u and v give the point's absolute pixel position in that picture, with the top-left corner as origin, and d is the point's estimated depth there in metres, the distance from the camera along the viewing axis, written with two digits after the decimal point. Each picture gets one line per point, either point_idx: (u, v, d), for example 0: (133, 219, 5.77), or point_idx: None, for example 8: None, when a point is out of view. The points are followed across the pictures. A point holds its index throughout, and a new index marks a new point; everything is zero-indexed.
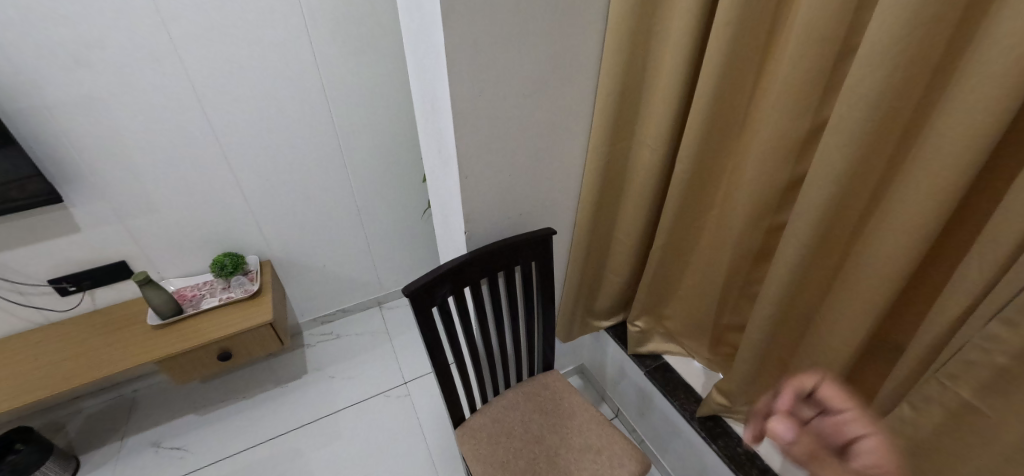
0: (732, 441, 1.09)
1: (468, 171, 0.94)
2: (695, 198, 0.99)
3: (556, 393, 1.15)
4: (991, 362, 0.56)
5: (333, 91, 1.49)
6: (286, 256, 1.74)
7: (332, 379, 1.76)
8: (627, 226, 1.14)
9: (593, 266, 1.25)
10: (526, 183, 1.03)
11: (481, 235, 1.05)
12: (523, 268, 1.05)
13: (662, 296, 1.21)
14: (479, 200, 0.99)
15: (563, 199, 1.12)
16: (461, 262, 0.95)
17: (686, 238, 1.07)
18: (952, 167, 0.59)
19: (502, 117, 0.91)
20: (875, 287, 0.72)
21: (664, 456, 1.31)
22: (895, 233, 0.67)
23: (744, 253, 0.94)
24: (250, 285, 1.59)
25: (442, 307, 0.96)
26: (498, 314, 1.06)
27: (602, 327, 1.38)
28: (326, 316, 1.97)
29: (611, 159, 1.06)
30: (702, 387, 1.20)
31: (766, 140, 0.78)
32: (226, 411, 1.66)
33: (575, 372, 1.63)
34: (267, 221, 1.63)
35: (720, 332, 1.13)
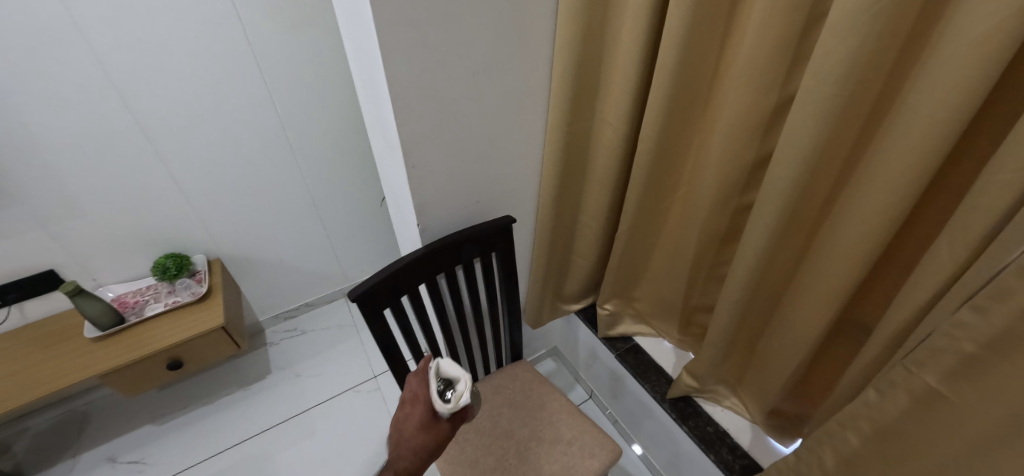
0: (702, 421, 1.09)
1: (415, 161, 0.85)
2: (660, 179, 0.94)
3: (526, 384, 1.12)
4: (958, 350, 0.54)
5: (273, 74, 1.35)
6: (237, 253, 1.63)
7: (299, 377, 1.70)
8: (591, 210, 1.08)
9: (559, 251, 1.20)
10: (482, 169, 0.96)
11: (436, 227, 0.98)
12: (483, 260, 0.99)
13: (631, 278, 1.17)
14: (431, 191, 0.91)
15: (523, 184, 1.05)
16: (414, 259, 0.88)
17: (652, 219, 1.02)
18: (925, 145, 0.54)
19: (449, 99, 0.82)
20: (844, 270, 0.69)
21: (638, 435, 1.32)
22: (864, 215, 0.63)
23: (711, 235, 0.89)
24: (198, 288, 1.47)
25: (396, 309, 0.89)
26: (460, 309, 1.00)
27: (572, 310, 1.34)
28: (289, 312, 1.87)
29: (572, 140, 0.99)
30: (673, 367, 1.19)
31: (731, 118, 0.72)
32: (186, 419, 1.58)
33: (549, 355, 1.61)
34: (211, 218, 1.51)
35: (689, 313, 1.10)
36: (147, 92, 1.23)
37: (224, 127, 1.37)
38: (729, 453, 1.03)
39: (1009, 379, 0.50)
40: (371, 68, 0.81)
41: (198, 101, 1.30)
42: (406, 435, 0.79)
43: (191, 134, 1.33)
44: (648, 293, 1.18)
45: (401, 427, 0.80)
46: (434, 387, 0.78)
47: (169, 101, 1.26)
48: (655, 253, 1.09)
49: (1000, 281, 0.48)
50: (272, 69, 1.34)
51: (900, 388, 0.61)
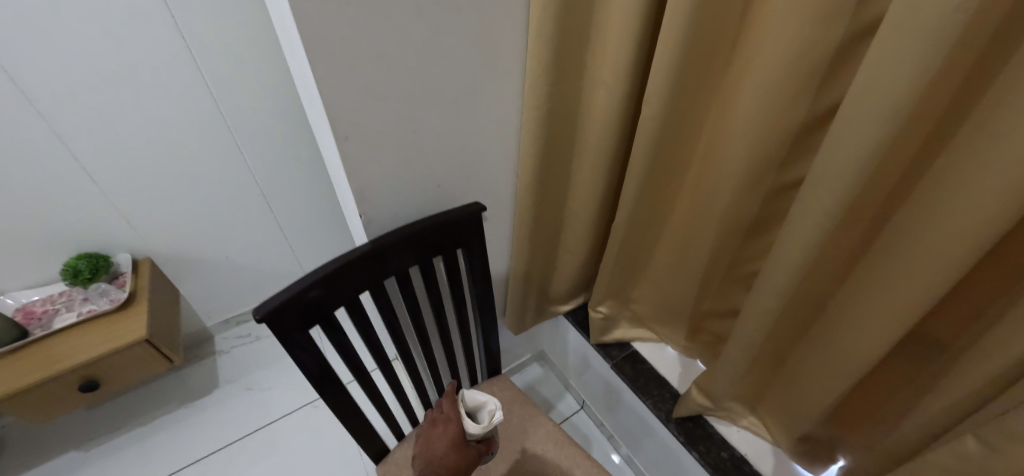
0: (715, 445, 0.91)
1: (345, 132, 0.63)
2: (669, 153, 0.73)
3: (504, 407, 0.92)
4: None
5: (198, 38, 1.06)
6: (171, 252, 1.39)
7: (251, 390, 1.49)
8: (582, 195, 0.88)
9: (544, 244, 1.00)
10: (441, 144, 0.74)
11: (385, 220, 0.77)
12: (446, 260, 0.78)
13: (630, 276, 0.98)
14: (373, 172, 0.69)
15: (496, 163, 0.84)
16: (351, 262, 0.66)
17: (658, 205, 0.82)
18: None
19: (389, 47, 0.60)
20: (935, 275, 0.49)
21: (636, 454, 1.15)
22: (979, 199, 0.44)
23: (735, 225, 0.69)
24: (118, 294, 1.25)
25: (329, 327, 0.68)
26: (418, 323, 0.79)
27: (559, 312, 1.15)
28: (241, 315, 1.65)
29: (559, 105, 0.77)
30: (678, 379, 1.01)
31: (776, 64, 0.51)
32: (117, 444, 1.37)
33: (534, 360, 1.42)
34: (133, 211, 1.27)
35: (700, 317, 0.92)
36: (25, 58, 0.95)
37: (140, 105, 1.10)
38: None
39: None
40: (276, 1, 0.57)
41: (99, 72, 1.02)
42: (436, 453, 0.69)
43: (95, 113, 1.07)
44: (650, 294, 0.99)
45: (428, 447, 0.70)
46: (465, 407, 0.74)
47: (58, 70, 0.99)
48: (659, 246, 0.90)
49: None
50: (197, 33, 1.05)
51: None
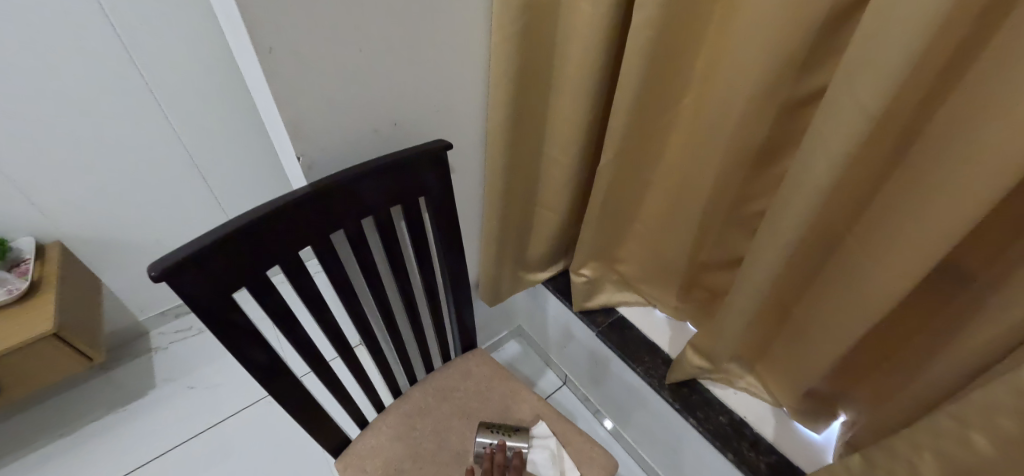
0: (712, 410, 0.83)
1: (270, 42, 0.49)
2: (660, 77, 0.63)
3: (482, 383, 0.82)
4: None
5: None
6: (88, 233, 1.20)
7: (193, 389, 1.32)
8: (562, 138, 0.77)
9: (520, 201, 0.89)
10: (394, 70, 0.61)
11: (329, 164, 0.64)
12: (406, 212, 0.66)
13: (617, 232, 0.89)
14: (308, 97, 0.56)
15: (463, 101, 0.73)
16: (283, 209, 0.53)
17: (647, 145, 0.73)
18: None
19: None
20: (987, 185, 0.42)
21: (626, 427, 1.07)
22: None
23: (741, 154, 0.61)
24: (18, 283, 1.03)
25: (262, 291, 0.55)
26: (376, 288, 0.67)
27: (539, 280, 1.05)
28: (180, 307, 1.46)
29: (532, 25, 0.66)
30: (670, 343, 0.93)
31: None
32: (33, 459, 1.17)
33: (512, 337, 1.32)
34: (34, 186, 1.07)
35: (695, 272, 0.84)
36: None
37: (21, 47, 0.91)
38: (750, 450, 0.78)
39: None
40: None
41: None
42: None
43: None
44: (638, 251, 0.90)
45: None
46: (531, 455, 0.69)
47: None
48: (649, 194, 0.81)
49: None
50: None
51: None
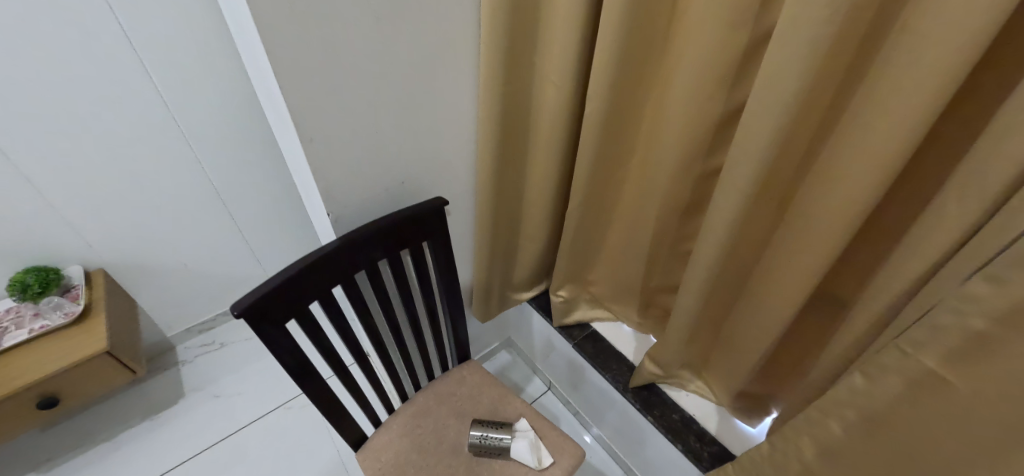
0: (667, 409, 1.00)
1: (312, 134, 0.67)
2: (610, 145, 0.81)
3: (474, 388, 0.98)
4: (967, 326, 0.45)
5: (139, 36, 1.03)
6: (126, 261, 1.36)
7: (218, 398, 1.47)
8: (537, 186, 0.95)
9: (505, 235, 1.06)
10: (402, 142, 0.79)
11: (350, 216, 0.81)
12: (412, 253, 0.83)
13: (587, 260, 1.06)
14: (337, 168, 0.73)
15: (456, 159, 0.90)
16: (319, 257, 0.70)
17: (605, 194, 0.90)
18: (928, 87, 0.43)
19: (348, 50, 0.64)
20: (825, 242, 0.59)
21: (601, 426, 1.24)
22: (856, 173, 0.52)
23: (672, 206, 0.78)
24: (73, 307, 1.20)
25: (303, 319, 0.72)
26: (388, 313, 0.84)
27: (524, 299, 1.22)
28: (203, 324, 1.62)
29: (510, 103, 0.83)
30: (634, 352, 1.10)
31: (697, 64, 0.60)
32: (78, 462, 1.32)
33: (503, 347, 1.48)
34: (85, 222, 1.23)
35: (650, 293, 1.01)
36: None
37: (82, 109, 1.07)
38: (697, 441, 0.95)
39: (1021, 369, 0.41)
40: (239, 12, 0.60)
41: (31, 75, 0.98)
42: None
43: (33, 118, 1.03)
44: (605, 275, 1.07)
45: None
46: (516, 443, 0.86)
47: None
48: (611, 230, 0.98)
49: None
50: (138, 31, 1.02)
51: (892, 371, 0.53)
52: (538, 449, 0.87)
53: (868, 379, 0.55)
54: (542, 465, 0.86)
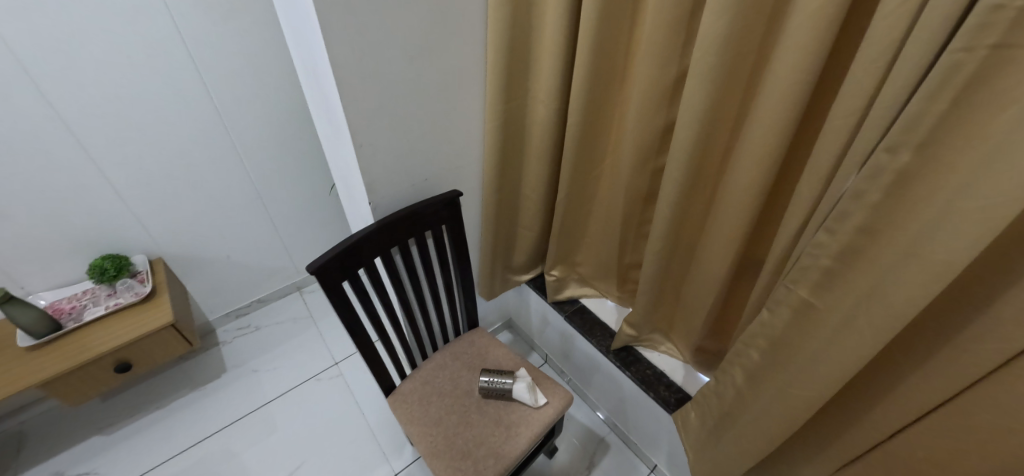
0: (642, 365, 1.21)
1: (361, 140, 0.89)
2: (588, 148, 1.03)
3: (482, 348, 1.20)
4: (818, 264, 0.66)
5: (207, 65, 1.30)
6: (180, 252, 1.56)
7: (256, 372, 1.68)
8: (532, 182, 1.17)
9: (506, 223, 1.28)
10: (426, 147, 1.01)
11: (385, 205, 1.03)
12: (433, 233, 1.06)
13: (573, 244, 1.28)
14: (378, 168, 0.95)
15: (466, 160, 1.13)
16: (368, 233, 0.93)
17: (586, 187, 1.13)
18: (783, 105, 0.65)
19: (389, 80, 0.87)
20: (739, 216, 0.81)
21: (590, 389, 1.45)
22: (749, 166, 0.74)
23: (635, 194, 1.00)
24: (141, 288, 1.43)
25: (354, 281, 0.94)
26: (414, 281, 1.06)
27: (522, 280, 1.43)
28: (240, 309, 1.83)
29: (509, 116, 1.06)
30: (615, 322, 1.31)
31: (644, 89, 0.82)
32: (137, 425, 1.52)
33: (504, 327, 1.71)
34: (151, 218, 1.44)
35: (625, 270, 1.23)
36: (68, 86, 1.15)
37: (158, 122, 1.31)
38: (665, 390, 1.15)
39: (849, 286, 0.63)
40: (314, 52, 0.83)
41: (123, 96, 1.23)
42: (523, 433, 1.02)
43: (120, 128, 1.26)
44: (589, 257, 1.29)
45: (528, 429, 1.03)
46: (518, 386, 1.06)
47: (90, 94, 1.19)
48: (592, 217, 1.20)
49: (842, 205, 0.61)
50: (206, 62, 1.29)
51: (783, 304, 0.73)
52: (534, 388, 1.08)
53: (769, 311, 0.76)
54: (538, 403, 1.07)
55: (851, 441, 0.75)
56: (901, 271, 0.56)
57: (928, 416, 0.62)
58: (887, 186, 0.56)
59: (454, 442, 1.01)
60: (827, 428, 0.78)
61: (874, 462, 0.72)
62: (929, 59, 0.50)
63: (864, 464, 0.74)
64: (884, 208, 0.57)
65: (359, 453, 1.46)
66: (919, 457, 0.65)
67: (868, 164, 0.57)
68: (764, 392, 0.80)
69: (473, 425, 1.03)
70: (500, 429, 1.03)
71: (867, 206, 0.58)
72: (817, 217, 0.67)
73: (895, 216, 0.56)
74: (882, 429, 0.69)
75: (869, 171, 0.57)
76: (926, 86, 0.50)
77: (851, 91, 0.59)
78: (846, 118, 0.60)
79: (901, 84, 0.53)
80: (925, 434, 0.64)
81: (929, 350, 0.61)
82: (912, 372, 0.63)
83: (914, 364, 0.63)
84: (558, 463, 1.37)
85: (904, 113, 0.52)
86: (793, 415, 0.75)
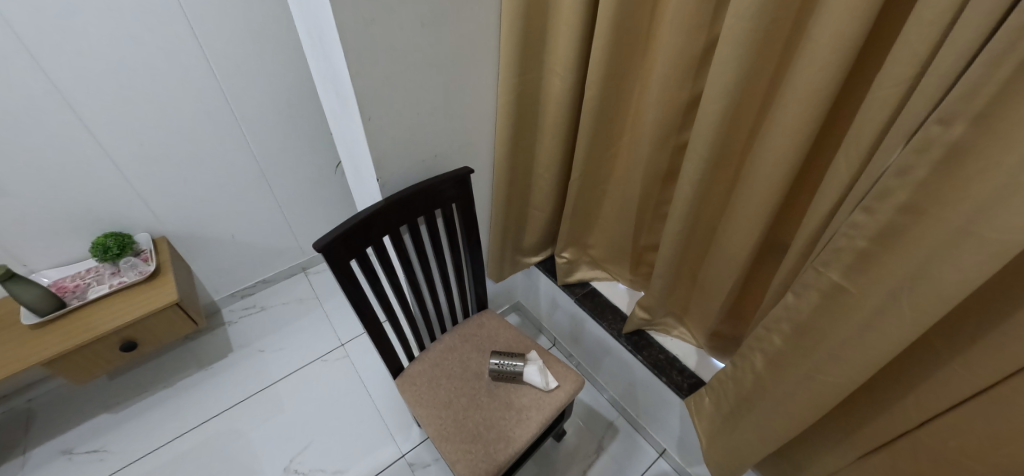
0: (654, 350, 1.18)
1: (370, 114, 0.85)
2: (605, 124, 0.99)
3: (491, 330, 1.18)
4: (853, 246, 0.62)
5: (208, 38, 1.24)
6: (184, 231, 1.54)
7: (262, 352, 1.67)
8: (545, 160, 1.13)
9: (517, 203, 1.24)
10: (436, 122, 0.97)
11: (393, 182, 1.00)
12: (444, 211, 1.03)
13: (586, 225, 1.25)
14: (387, 143, 0.92)
15: (477, 136, 1.09)
16: (376, 210, 0.90)
17: (601, 166, 1.09)
18: (822, 75, 0.61)
19: (399, 50, 0.82)
20: (765, 195, 0.77)
21: (600, 373, 1.43)
22: (779, 142, 0.70)
23: (654, 173, 0.97)
24: (146, 267, 1.42)
25: (362, 260, 0.92)
26: (424, 261, 1.03)
27: (531, 262, 1.40)
28: (246, 290, 1.81)
29: (523, 90, 1.02)
30: (627, 305, 1.28)
31: (669, 61, 0.78)
32: (145, 403, 1.52)
33: (513, 309, 1.70)
34: (154, 195, 1.41)
35: (639, 252, 1.20)
36: (65, 58, 1.10)
37: (159, 97, 1.27)
38: (678, 375, 1.13)
39: (887, 268, 0.60)
40: (320, 18, 0.78)
41: (124, 68, 1.18)
42: (535, 416, 1.00)
43: (120, 103, 1.22)
44: (601, 239, 1.26)
45: (540, 412, 1.01)
46: (529, 370, 1.05)
47: (88, 66, 1.14)
48: (606, 197, 1.17)
49: (884, 181, 0.57)
50: (206, 33, 1.24)
51: (811, 287, 0.69)
52: (546, 372, 1.06)
53: (795, 294, 0.72)
54: (549, 387, 1.05)
55: (877, 428, 0.72)
56: (947, 251, 0.53)
57: (964, 405, 0.60)
58: (935, 162, 0.52)
59: (464, 424, 0.99)
60: (851, 415, 0.76)
61: (901, 449, 0.70)
62: (996, 21, 0.46)
63: (890, 452, 0.72)
64: (931, 185, 0.53)
65: (366, 433, 1.46)
66: (950, 446, 0.63)
67: (916, 137, 0.53)
68: (786, 377, 0.78)
69: (484, 408, 1.02)
70: (510, 413, 1.01)
71: (912, 184, 0.54)
72: (853, 196, 0.64)
73: (943, 193, 0.53)
74: (911, 417, 0.67)
75: (917, 145, 0.53)
76: (990, 49, 0.46)
77: (901, 59, 0.55)
78: (894, 88, 0.56)
79: (960, 49, 0.49)
80: (958, 423, 0.61)
81: (970, 337, 0.57)
82: (950, 358, 0.60)
83: (952, 351, 0.60)
84: (566, 446, 1.36)
85: (961, 80, 0.48)
86: (817, 401, 0.73)
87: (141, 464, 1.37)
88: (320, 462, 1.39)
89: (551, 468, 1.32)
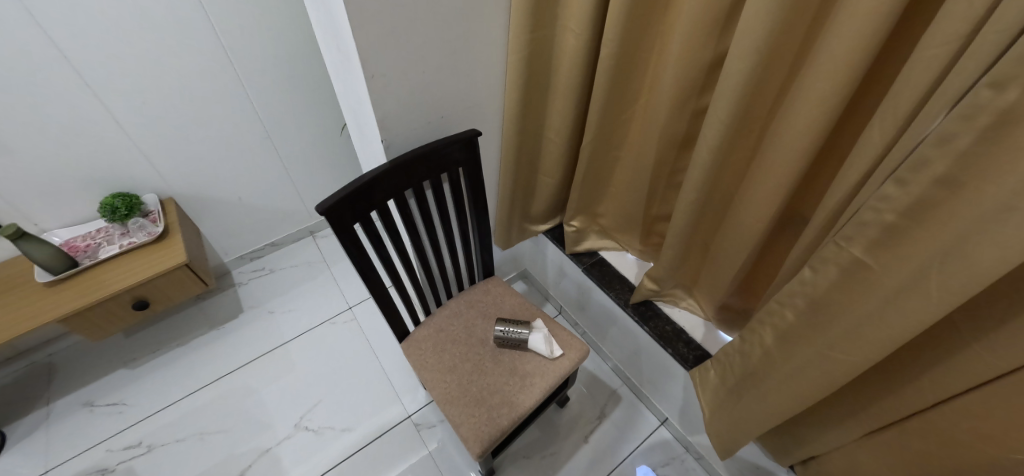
0: (662, 321, 1.17)
1: (373, 72, 0.81)
2: (620, 87, 0.94)
3: (498, 296, 1.17)
4: (881, 220, 0.59)
5: None
6: (191, 192, 1.53)
7: (272, 313, 1.70)
8: (556, 124, 1.08)
9: (526, 168, 1.20)
10: (442, 82, 0.93)
11: (398, 145, 0.97)
12: (450, 176, 1.00)
13: (597, 192, 1.21)
14: (391, 103, 0.88)
15: (486, 97, 1.04)
16: (379, 173, 0.87)
17: (615, 131, 1.04)
18: (863, 33, 0.56)
19: (404, 4, 0.77)
20: (787, 165, 0.73)
21: (605, 342, 1.43)
22: (807, 107, 0.66)
23: (670, 139, 0.92)
24: (154, 228, 1.41)
25: (366, 224, 0.90)
26: (429, 227, 1.01)
27: (539, 231, 1.38)
28: (255, 252, 1.83)
29: (535, 48, 0.96)
30: (635, 276, 1.26)
31: (692, 17, 0.72)
32: (160, 360, 1.56)
33: (519, 277, 1.70)
34: (158, 156, 1.39)
35: (650, 221, 1.17)
36: (60, 10, 1.05)
37: (159, 55, 1.22)
38: (684, 347, 1.12)
39: (915, 244, 0.56)
40: None
41: (125, 24, 1.13)
42: (538, 383, 1.01)
43: (118, 59, 1.17)
44: (612, 207, 1.23)
45: (543, 378, 1.02)
46: (536, 337, 1.04)
47: (83, 18, 1.08)
48: (619, 164, 1.12)
49: (921, 151, 0.53)
50: None
51: (830, 262, 0.67)
52: (552, 343, 1.05)
53: (813, 270, 0.70)
54: (554, 355, 1.04)
55: (891, 406, 0.71)
56: (985, 227, 0.49)
57: (985, 387, 0.58)
58: (980, 131, 0.48)
59: (468, 389, 1.00)
60: (864, 392, 0.74)
61: (915, 428, 0.69)
62: None
63: (902, 429, 0.71)
64: (973, 156, 0.49)
65: (373, 393, 1.49)
66: (964, 428, 0.62)
67: (963, 102, 0.49)
68: (796, 352, 0.76)
69: (488, 374, 1.02)
70: (514, 379, 1.02)
71: (952, 154, 0.50)
72: (884, 167, 0.60)
73: (988, 165, 0.48)
74: (925, 398, 0.65)
75: (963, 111, 0.48)
76: None
77: (955, 13, 0.49)
78: (943, 47, 0.51)
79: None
80: (980, 406, 0.59)
81: (998, 320, 0.55)
82: (974, 340, 0.58)
83: (976, 333, 0.57)
84: (569, 411, 1.38)
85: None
86: (827, 378, 0.71)
87: (159, 417, 1.43)
88: (329, 420, 1.44)
89: (553, 433, 1.34)
